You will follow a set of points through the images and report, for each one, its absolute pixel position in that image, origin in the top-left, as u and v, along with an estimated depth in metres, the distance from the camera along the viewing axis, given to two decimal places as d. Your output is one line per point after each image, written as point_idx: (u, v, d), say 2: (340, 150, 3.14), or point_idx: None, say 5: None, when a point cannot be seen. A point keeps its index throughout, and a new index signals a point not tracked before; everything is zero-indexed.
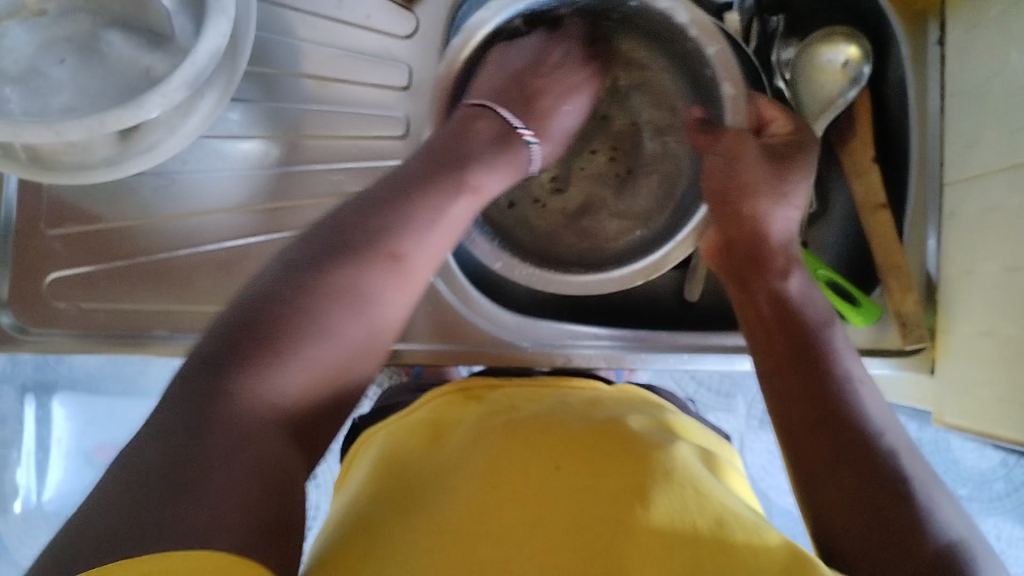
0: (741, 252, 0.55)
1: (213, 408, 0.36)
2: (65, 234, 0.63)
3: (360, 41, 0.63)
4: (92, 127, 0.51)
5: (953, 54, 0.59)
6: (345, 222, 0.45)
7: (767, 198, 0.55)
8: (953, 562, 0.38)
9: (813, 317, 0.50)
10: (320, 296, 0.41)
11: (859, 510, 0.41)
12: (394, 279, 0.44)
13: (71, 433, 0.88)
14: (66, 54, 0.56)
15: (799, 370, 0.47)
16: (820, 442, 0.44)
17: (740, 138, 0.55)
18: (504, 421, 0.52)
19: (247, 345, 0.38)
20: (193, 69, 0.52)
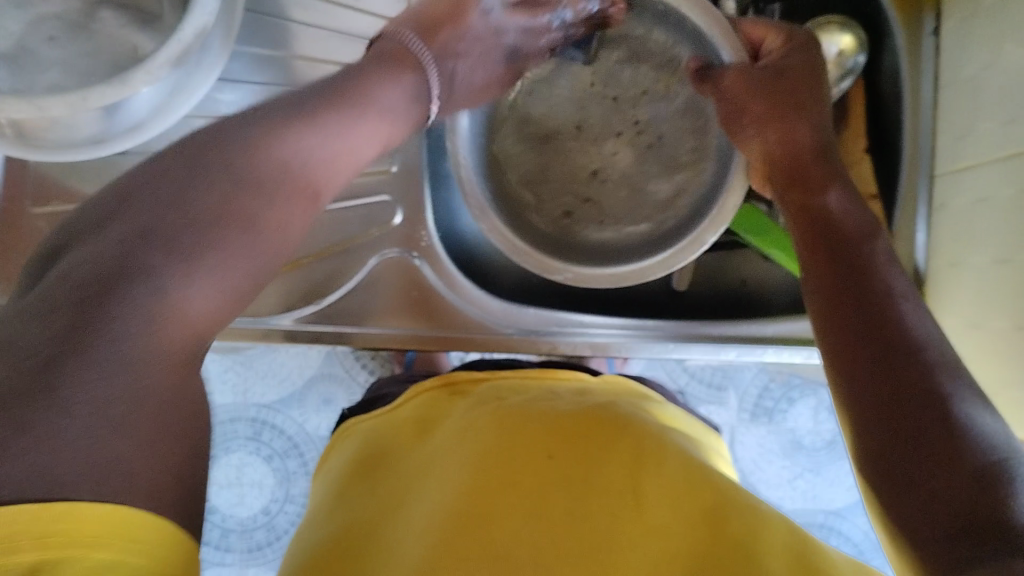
0: (786, 168, 0.51)
1: (57, 383, 0.34)
2: (51, 213, 0.62)
3: (350, 21, 0.62)
4: (75, 103, 0.50)
5: (945, 43, 0.59)
6: (183, 166, 0.44)
7: (793, 112, 0.52)
8: (998, 471, 0.32)
9: (854, 230, 0.46)
10: (167, 241, 0.40)
11: (881, 427, 0.36)
12: (287, 160, 0.47)
13: None
14: (53, 29, 0.56)
15: (848, 273, 0.43)
16: (851, 345, 0.40)
17: (741, 75, 0.54)
18: (495, 404, 0.52)
19: (73, 318, 0.36)
20: (178, 46, 0.51)
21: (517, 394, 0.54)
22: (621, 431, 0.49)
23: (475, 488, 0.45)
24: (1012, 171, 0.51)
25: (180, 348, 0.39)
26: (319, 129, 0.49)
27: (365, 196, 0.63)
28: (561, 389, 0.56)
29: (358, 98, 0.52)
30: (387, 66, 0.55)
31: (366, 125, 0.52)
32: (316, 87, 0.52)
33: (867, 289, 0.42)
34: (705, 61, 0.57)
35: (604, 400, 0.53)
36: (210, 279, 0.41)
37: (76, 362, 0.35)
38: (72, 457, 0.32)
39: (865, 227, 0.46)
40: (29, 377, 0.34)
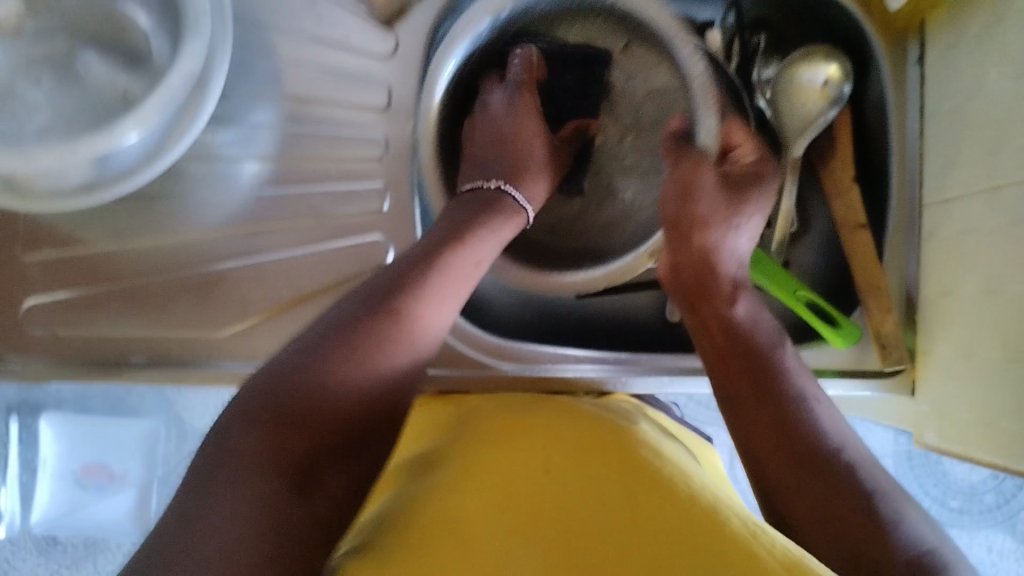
0: (688, 283, 0.55)
1: (253, 437, 0.42)
2: (43, 259, 0.62)
3: (339, 60, 0.62)
4: (66, 153, 0.50)
5: (931, 73, 0.59)
6: (361, 304, 0.48)
7: (717, 228, 0.55)
8: (927, 560, 0.39)
9: (764, 341, 0.51)
10: (362, 330, 0.47)
11: (834, 543, 0.42)
12: (395, 342, 0.48)
13: (58, 454, 0.88)
14: (42, 74, 0.56)
15: (754, 375, 0.49)
16: (777, 464, 0.45)
17: (676, 146, 0.58)
18: (500, 421, 0.52)
19: (318, 347, 0.46)
20: (166, 94, 0.52)
21: (522, 411, 0.54)
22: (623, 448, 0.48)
23: (467, 492, 0.44)
24: (1000, 201, 0.51)
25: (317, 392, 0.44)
26: (448, 290, 0.52)
27: (353, 237, 0.63)
28: (567, 400, 0.58)
29: (442, 259, 0.52)
30: (426, 265, 0.51)
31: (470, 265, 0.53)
32: (358, 298, 0.49)
33: (774, 392, 0.48)
34: (687, 126, 0.59)
35: (608, 419, 0.53)
36: (379, 369, 0.47)
37: (291, 420, 0.43)
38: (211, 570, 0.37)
39: (770, 343, 0.51)
40: (283, 371, 0.44)
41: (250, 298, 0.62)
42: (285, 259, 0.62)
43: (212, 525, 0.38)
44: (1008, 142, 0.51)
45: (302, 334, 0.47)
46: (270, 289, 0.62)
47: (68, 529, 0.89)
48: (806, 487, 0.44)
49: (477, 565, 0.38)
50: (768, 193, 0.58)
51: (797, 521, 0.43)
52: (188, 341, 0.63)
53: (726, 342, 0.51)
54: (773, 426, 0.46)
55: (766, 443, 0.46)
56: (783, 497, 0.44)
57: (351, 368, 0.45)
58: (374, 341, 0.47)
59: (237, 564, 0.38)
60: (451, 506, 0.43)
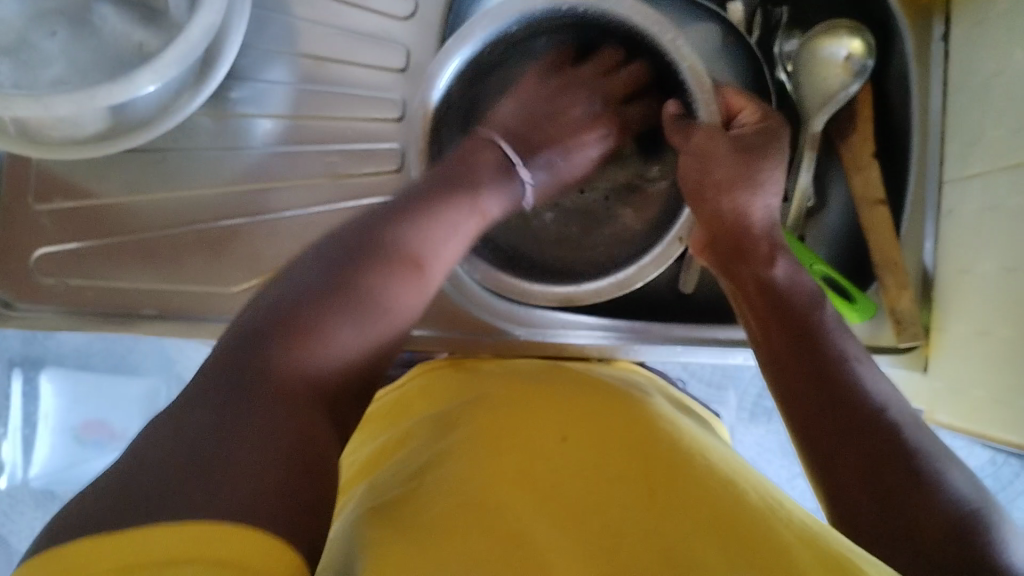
0: (726, 243, 0.53)
1: (264, 382, 0.37)
2: (55, 210, 0.62)
3: (356, 21, 0.62)
4: (83, 100, 0.50)
5: (955, 50, 0.59)
6: (356, 237, 0.45)
7: (743, 188, 0.52)
8: (968, 525, 0.39)
9: (805, 300, 0.49)
10: (385, 266, 0.44)
11: (873, 498, 0.41)
12: (410, 286, 0.45)
13: (59, 408, 0.89)
14: (57, 25, 0.56)
15: (796, 338, 0.48)
16: (820, 423, 0.44)
17: (682, 130, 0.54)
18: (511, 396, 0.51)
19: (306, 301, 0.41)
20: (188, 44, 0.51)
21: (539, 381, 0.54)
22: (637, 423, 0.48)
23: (488, 464, 0.44)
24: (1023, 180, 0.51)
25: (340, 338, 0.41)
26: (443, 228, 0.48)
27: (369, 197, 0.62)
28: (581, 370, 0.58)
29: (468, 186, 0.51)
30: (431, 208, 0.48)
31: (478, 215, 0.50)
32: (351, 236, 0.45)
33: (812, 342, 0.47)
34: (685, 104, 0.56)
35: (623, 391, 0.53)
36: (356, 345, 0.42)
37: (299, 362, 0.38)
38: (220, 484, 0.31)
39: (811, 301, 0.49)
40: (239, 360, 0.38)
41: (264, 254, 0.62)
42: (301, 217, 0.62)
43: (240, 445, 0.33)
44: None
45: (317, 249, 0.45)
46: (285, 247, 0.62)
47: (65, 483, 0.89)
48: (846, 454, 0.43)
49: (504, 532, 0.39)
50: (785, 151, 0.54)
51: (841, 484, 0.42)
52: (201, 295, 0.62)
53: (768, 304, 0.50)
54: (822, 399, 0.45)
55: (816, 420, 0.45)
56: (824, 463, 0.43)
57: (317, 353, 0.39)
58: (350, 304, 0.42)
59: (270, 457, 0.34)
60: (471, 479, 0.43)
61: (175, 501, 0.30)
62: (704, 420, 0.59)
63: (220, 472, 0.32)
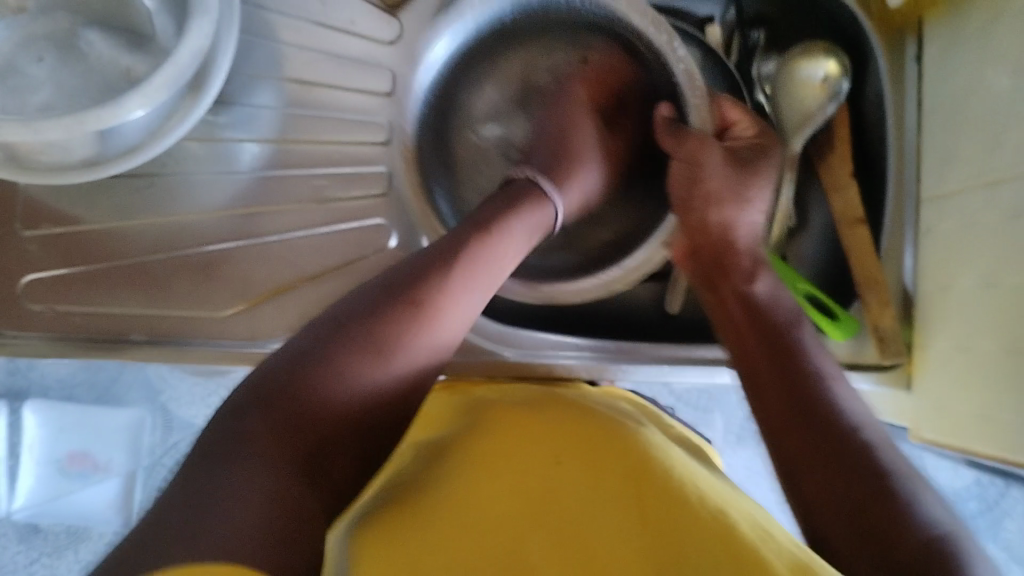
0: (705, 257, 0.56)
1: (257, 419, 0.39)
2: (42, 236, 0.62)
3: (344, 45, 0.62)
4: (72, 126, 0.50)
5: (928, 69, 0.60)
6: (382, 287, 0.47)
7: (731, 205, 0.56)
8: (937, 540, 0.38)
9: (782, 315, 0.51)
10: (395, 310, 0.45)
11: (846, 512, 0.41)
12: (425, 326, 0.46)
13: (42, 439, 0.89)
14: (44, 51, 0.56)
15: (770, 350, 0.49)
16: (798, 438, 0.45)
17: (703, 142, 0.55)
18: (507, 416, 0.52)
19: (304, 359, 0.42)
20: (175, 68, 0.51)
21: (529, 407, 0.54)
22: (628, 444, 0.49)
23: (484, 483, 0.45)
24: (998, 197, 0.52)
25: (356, 394, 0.42)
26: (460, 279, 0.48)
27: (357, 220, 0.63)
28: (566, 394, 0.58)
29: (487, 226, 0.50)
30: (450, 253, 0.49)
31: (515, 242, 0.51)
32: (373, 285, 0.47)
33: (794, 355, 0.48)
34: (676, 110, 0.59)
35: (610, 418, 0.53)
36: (367, 382, 0.43)
37: (284, 410, 0.40)
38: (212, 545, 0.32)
39: (794, 317, 0.52)
40: (257, 395, 0.40)
41: (252, 279, 0.62)
42: (286, 241, 0.62)
43: (227, 498, 0.34)
44: (1006, 138, 0.52)
45: (347, 298, 0.47)
46: (272, 271, 0.62)
47: (48, 517, 0.89)
48: (810, 463, 0.43)
49: (488, 553, 0.39)
50: (776, 162, 0.59)
51: (811, 500, 0.42)
52: (190, 319, 0.62)
53: (754, 325, 0.51)
54: (795, 401, 0.46)
55: (787, 427, 0.45)
56: (798, 481, 0.44)
57: (326, 393, 0.41)
58: (381, 346, 0.44)
59: (251, 507, 0.35)
60: (469, 495, 0.44)
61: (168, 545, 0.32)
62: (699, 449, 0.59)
63: (215, 509, 0.34)
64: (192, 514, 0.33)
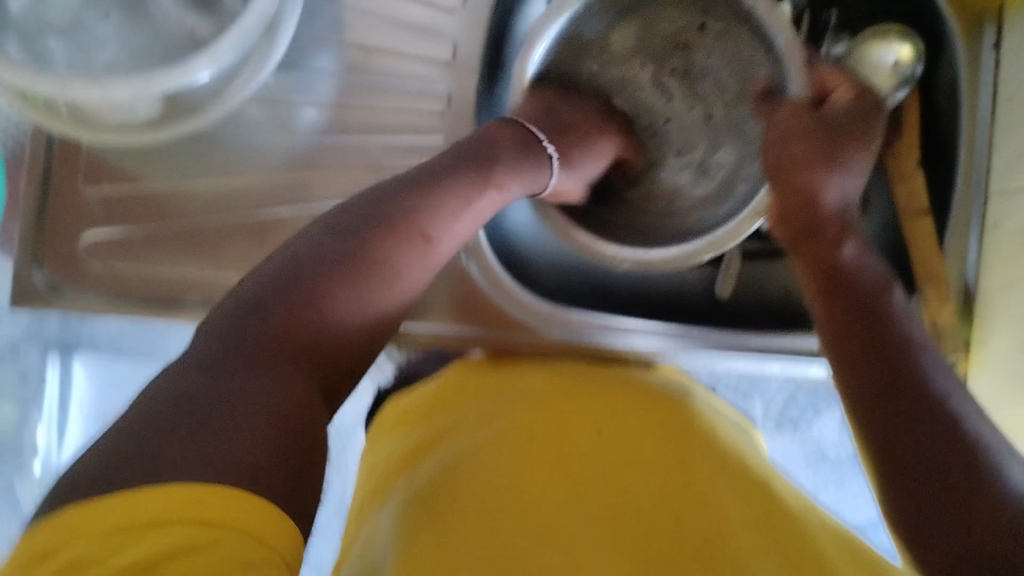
0: (801, 222, 0.51)
1: (276, 316, 0.38)
2: (102, 194, 0.63)
3: (405, 12, 0.62)
4: (139, 86, 0.50)
5: (1007, 58, 0.58)
6: (386, 199, 0.46)
7: (823, 168, 0.50)
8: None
9: (869, 280, 0.47)
10: (394, 229, 0.45)
11: (922, 490, 0.37)
12: (418, 259, 0.47)
13: (93, 392, 0.91)
14: (111, 8, 0.56)
15: (852, 310, 0.45)
16: (865, 400, 0.42)
17: (798, 111, 0.53)
18: (558, 389, 0.51)
19: (309, 267, 0.41)
20: (242, 30, 0.51)
21: (578, 380, 0.53)
22: (677, 425, 0.47)
23: (525, 461, 0.43)
24: None
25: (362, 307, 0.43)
26: (451, 212, 0.49)
27: None
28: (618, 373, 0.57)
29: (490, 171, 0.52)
30: (442, 183, 0.49)
31: (503, 194, 0.53)
32: (368, 197, 0.47)
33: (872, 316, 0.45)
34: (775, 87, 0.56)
35: (665, 390, 0.53)
36: (361, 304, 0.42)
37: (298, 312, 0.39)
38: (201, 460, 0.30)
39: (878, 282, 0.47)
40: (265, 294, 0.39)
41: None
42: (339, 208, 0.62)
43: (243, 406, 0.33)
44: None
45: (347, 202, 0.47)
46: None
47: None
48: (902, 442, 0.39)
49: (530, 533, 0.39)
50: (873, 141, 0.52)
51: (887, 478, 0.39)
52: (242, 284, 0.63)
53: (832, 293, 0.47)
54: (881, 370, 0.42)
55: (867, 398, 0.41)
56: (873, 442, 0.40)
57: (335, 307, 0.41)
58: (376, 267, 0.44)
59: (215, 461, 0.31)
60: (505, 473, 0.43)
61: (180, 452, 0.31)
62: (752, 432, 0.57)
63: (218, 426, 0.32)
64: (199, 426, 0.32)
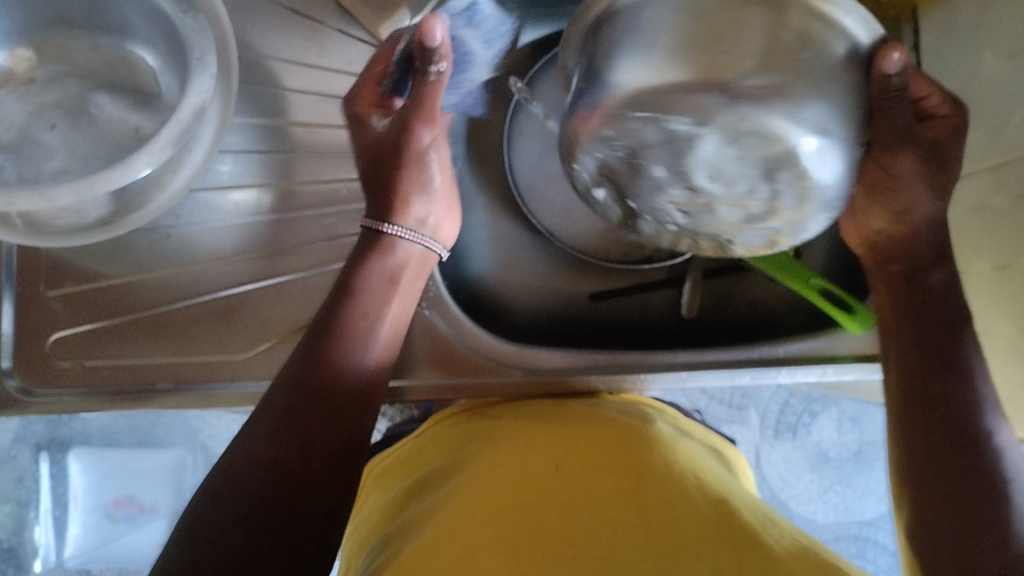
0: (892, 252, 0.54)
1: (248, 481, 0.48)
2: (66, 295, 0.63)
3: (344, 86, 0.64)
4: (83, 189, 0.51)
5: (927, 59, 0.60)
6: (303, 363, 0.53)
7: (924, 192, 0.51)
8: None
9: (946, 319, 0.50)
10: (332, 346, 0.53)
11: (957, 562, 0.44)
12: (342, 352, 0.54)
13: (86, 488, 0.92)
14: (56, 118, 0.58)
15: (941, 360, 0.49)
16: (925, 453, 0.48)
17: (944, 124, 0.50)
18: (512, 432, 0.53)
19: (305, 378, 0.52)
20: (180, 124, 0.52)
21: (539, 418, 0.55)
22: (631, 446, 0.49)
23: (482, 501, 0.45)
24: (1006, 178, 0.52)
25: (265, 448, 0.50)
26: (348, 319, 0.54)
27: None
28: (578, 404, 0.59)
29: (349, 284, 0.56)
30: (365, 253, 0.57)
31: (393, 317, 0.57)
32: (316, 320, 0.55)
33: (949, 361, 0.49)
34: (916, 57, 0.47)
35: (619, 419, 0.53)
36: (267, 428, 0.51)
37: (236, 469, 0.49)
38: None
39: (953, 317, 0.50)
40: (233, 476, 0.48)
41: (272, 321, 0.63)
42: (303, 280, 0.63)
43: None
44: (1008, 121, 0.52)
45: (275, 385, 0.53)
46: (292, 311, 0.63)
47: (99, 561, 0.93)
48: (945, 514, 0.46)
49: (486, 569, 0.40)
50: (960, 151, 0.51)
51: (935, 538, 0.46)
52: (214, 365, 0.63)
53: (915, 384, 0.49)
54: (948, 445, 0.47)
55: (938, 454, 0.47)
56: (916, 513, 0.47)
57: (257, 438, 0.50)
58: (304, 400, 0.52)
59: None
60: (471, 511, 0.45)
61: None
62: (718, 449, 0.59)
63: None
64: None
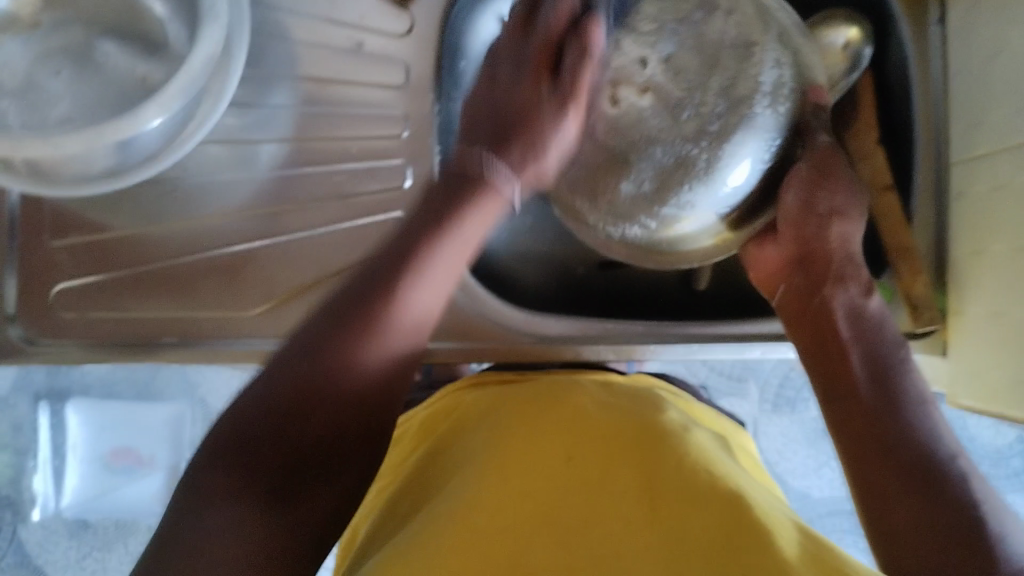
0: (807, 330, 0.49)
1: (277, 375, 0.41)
2: (70, 245, 0.63)
3: (357, 41, 0.63)
4: (91, 139, 0.50)
5: (952, 33, 0.59)
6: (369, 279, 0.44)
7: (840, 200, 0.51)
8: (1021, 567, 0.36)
9: (877, 351, 0.46)
10: (390, 279, 0.43)
11: (909, 510, 0.39)
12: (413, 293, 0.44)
13: (86, 439, 0.93)
14: (62, 65, 0.57)
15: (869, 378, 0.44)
16: (853, 439, 0.43)
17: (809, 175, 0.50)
18: (524, 412, 0.52)
19: (348, 306, 0.42)
20: (189, 75, 0.51)
21: (553, 399, 0.53)
22: (650, 439, 0.48)
23: (494, 486, 0.45)
24: None
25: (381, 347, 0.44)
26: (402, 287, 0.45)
27: (378, 213, 0.63)
28: (587, 382, 0.58)
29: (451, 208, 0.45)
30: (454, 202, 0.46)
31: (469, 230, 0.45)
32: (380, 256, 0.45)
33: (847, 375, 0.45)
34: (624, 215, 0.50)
35: (635, 410, 0.52)
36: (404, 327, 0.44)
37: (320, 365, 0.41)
38: (215, 521, 0.38)
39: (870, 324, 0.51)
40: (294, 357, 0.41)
41: (277, 279, 0.62)
42: (309, 238, 0.62)
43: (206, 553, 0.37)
44: None
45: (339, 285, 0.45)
46: (296, 269, 0.62)
47: (97, 512, 0.92)
48: (897, 480, 0.40)
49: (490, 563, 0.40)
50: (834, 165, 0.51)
51: (881, 496, 0.40)
52: (218, 322, 0.62)
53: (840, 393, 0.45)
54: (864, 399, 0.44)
55: (859, 442, 0.42)
56: (856, 466, 0.42)
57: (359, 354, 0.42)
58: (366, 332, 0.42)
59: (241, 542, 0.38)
60: (483, 498, 0.44)
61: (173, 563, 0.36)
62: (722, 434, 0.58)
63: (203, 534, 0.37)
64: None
